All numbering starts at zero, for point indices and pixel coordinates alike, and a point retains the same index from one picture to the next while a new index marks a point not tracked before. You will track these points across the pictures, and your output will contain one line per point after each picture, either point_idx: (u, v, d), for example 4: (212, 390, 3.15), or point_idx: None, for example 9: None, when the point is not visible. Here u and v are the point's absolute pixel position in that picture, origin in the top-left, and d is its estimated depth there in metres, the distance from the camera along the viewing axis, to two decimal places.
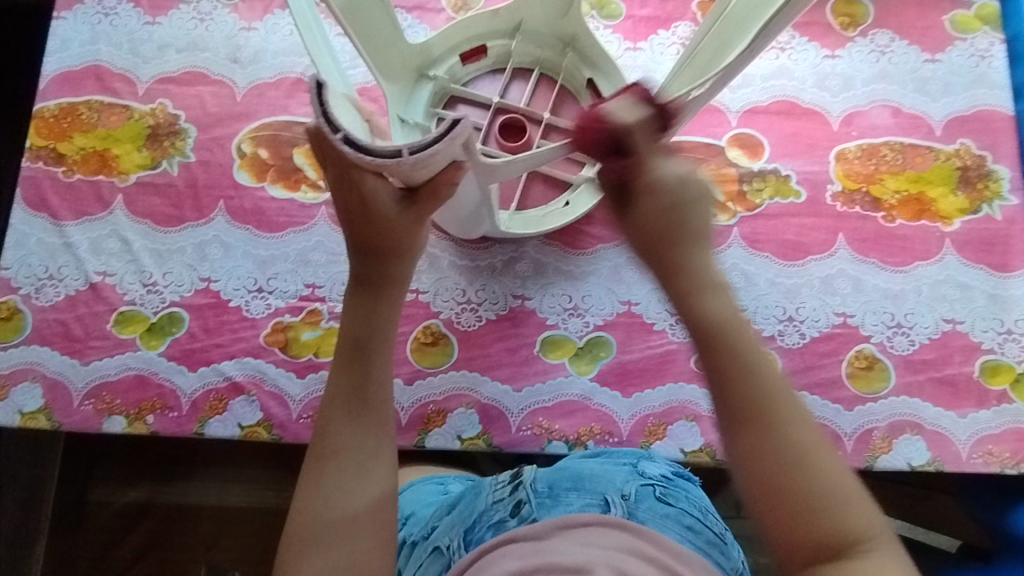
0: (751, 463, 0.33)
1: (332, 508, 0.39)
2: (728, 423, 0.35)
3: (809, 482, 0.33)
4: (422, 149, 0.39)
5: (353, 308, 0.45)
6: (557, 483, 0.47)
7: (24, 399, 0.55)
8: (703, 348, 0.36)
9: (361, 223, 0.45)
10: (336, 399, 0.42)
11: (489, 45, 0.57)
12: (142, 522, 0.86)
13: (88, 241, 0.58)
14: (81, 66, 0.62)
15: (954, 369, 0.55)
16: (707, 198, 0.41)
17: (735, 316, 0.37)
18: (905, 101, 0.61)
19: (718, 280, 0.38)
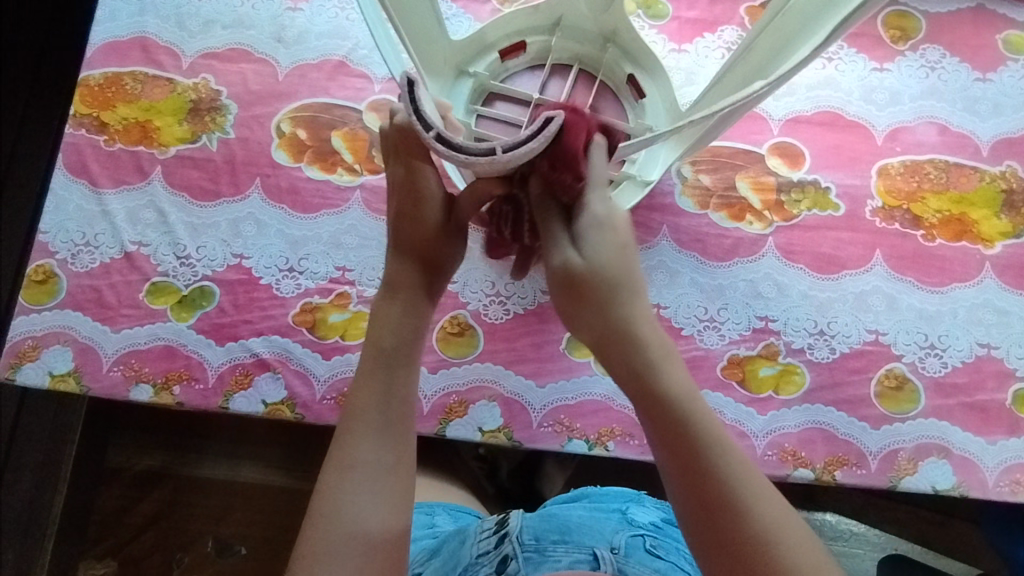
0: (715, 545, 0.36)
1: (346, 523, 0.39)
2: (696, 510, 0.37)
3: (781, 571, 0.35)
4: (515, 148, 0.39)
5: (384, 316, 0.44)
6: (544, 535, 0.51)
7: (55, 362, 0.56)
8: (654, 422, 0.39)
9: (406, 227, 0.45)
10: (358, 409, 0.41)
11: (529, 41, 0.57)
12: (155, 488, 0.87)
13: (126, 210, 0.59)
14: (128, 37, 0.63)
15: (987, 395, 0.54)
16: (630, 256, 0.42)
17: (690, 385, 0.39)
18: (952, 119, 0.60)
19: (661, 344, 0.40)
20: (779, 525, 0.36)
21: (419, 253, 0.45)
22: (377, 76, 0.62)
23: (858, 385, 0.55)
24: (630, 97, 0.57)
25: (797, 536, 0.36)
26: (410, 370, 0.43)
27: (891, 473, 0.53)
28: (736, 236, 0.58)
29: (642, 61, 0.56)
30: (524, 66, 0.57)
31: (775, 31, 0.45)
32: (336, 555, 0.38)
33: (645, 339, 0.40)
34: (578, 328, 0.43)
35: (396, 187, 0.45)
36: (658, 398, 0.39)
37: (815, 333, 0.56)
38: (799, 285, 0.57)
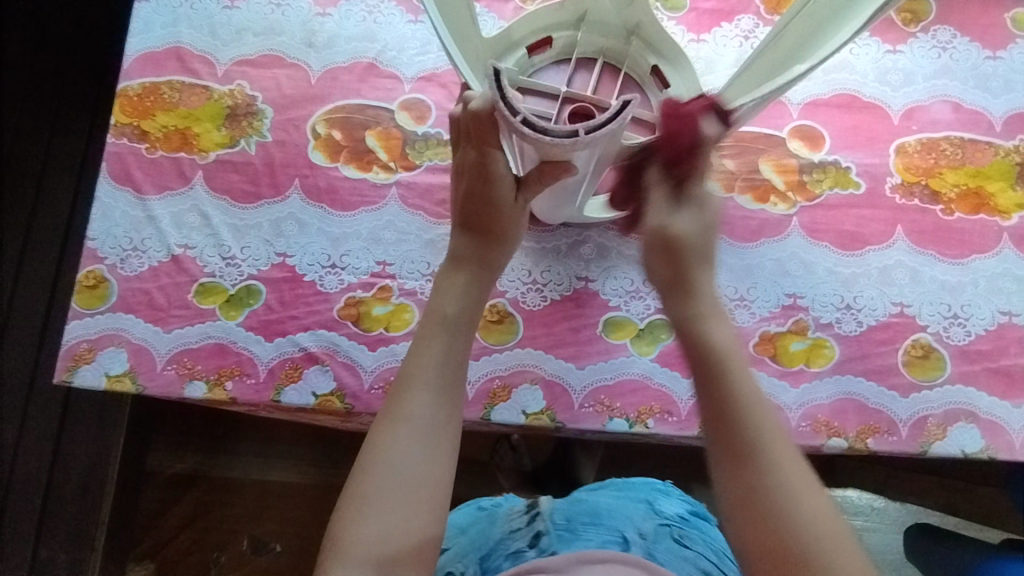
0: (738, 495, 0.39)
1: (396, 471, 0.41)
2: (724, 457, 0.40)
3: (796, 540, 0.37)
4: (597, 129, 0.42)
5: (450, 287, 0.47)
6: (575, 517, 0.54)
7: (110, 363, 0.58)
8: (703, 376, 0.43)
9: (474, 203, 0.49)
10: (416, 367, 0.44)
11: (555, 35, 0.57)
12: (189, 491, 0.89)
13: (170, 215, 0.61)
14: (163, 48, 0.65)
15: (1010, 360, 0.56)
16: (714, 228, 0.49)
17: (733, 345, 0.44)
18: (965, 97, 0.62)
19: (717, 311, 0.46)
20: (803, 491, 0.39)
21: (487, 229, 0.49)
22: (406, 76, 0.64)
23: (886, 355, 0.57)
24: (654, 87, 0.59)
25: (818, 509, 0.38)
26: (465, 338, 0.46)
27: (922, 438, 0.55)
28: (761, 217, 0.60)
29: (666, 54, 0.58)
30: (549, 60, 0.58)
31: (807, 18, 0.48)
32: (382, 498, 0.40)
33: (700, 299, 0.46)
34: (660, 287, 0.49)
35: (467, 169, 0.49)
36: (712, 365, 0.43)
37: (842, 307, 0.58)
38: (825, 262, 0.59)
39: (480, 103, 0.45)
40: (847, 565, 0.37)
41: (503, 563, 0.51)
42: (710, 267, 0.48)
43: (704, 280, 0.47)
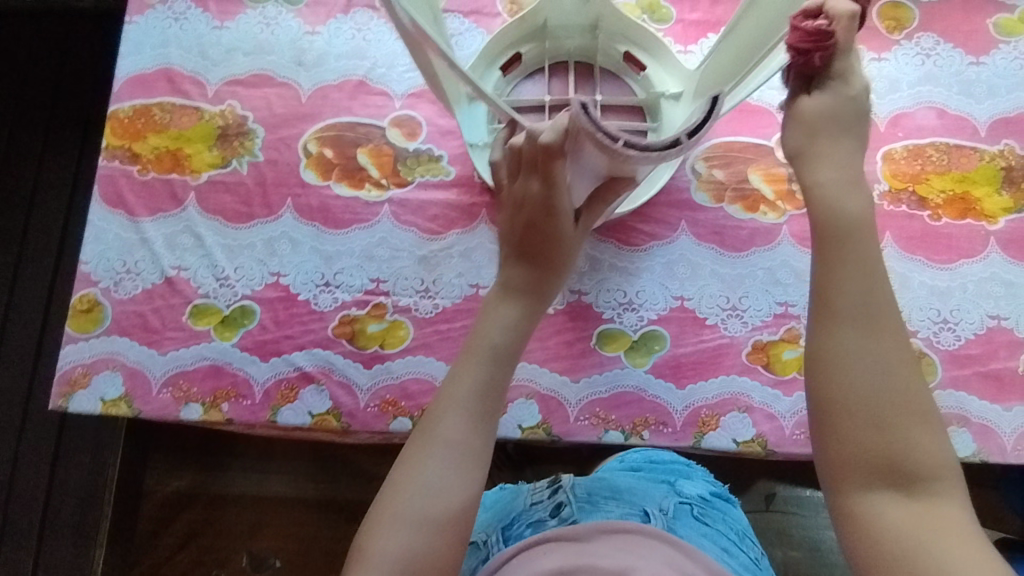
0: (823, 351, 0.39)
1: (430, 493, 0.41)
2: (819, 313, 0.40)
3: (886, 403, 0.38)
4: (699, 132, 0.43)
5: (500, 314, 0.47)
6: (596, 491, 0.55)
7: (106, 387, 0.58)
8: (821, 237, 0.42)
9: (534, 235, 0.49)
10: (460, 392, 0.44)
11: (522, 49, 0.60)
12: (186, 509, 0.89)
13: (163, 236, 0.61)
14: (153, 69, 0.65)
15: (999, 364, 0.57)
16: (863, 116, 0.46)
17: (864, 217, 0.42)
18: (950, 103, 0.63)
19: (856, 184, 0.43)
20: (893, 365, 0.39)
21: (548, 259, 0.49)
22: (397, 93, 0.65)
23: None
24: (631, 74, 0.59)
25: (910, 384, 0.39)
26: (509, 367, 0.46)
27: None
28: (751, 226, 0.60)
29: (634, 42, 0.59)
30: (523, 71, 0.60)
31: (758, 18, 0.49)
32: (410, 518, 0.41)
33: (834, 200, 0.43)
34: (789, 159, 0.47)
35: (527, 201, 0.48)
36: (833, 271, 0.41)
37: None
38: None
39: (554, 132, 0.45)
40: (934, 435, 0.38)
41: (524, 531, 0.53)
42: (854, 144, 0.45)
43: (835, 188, 0.43)
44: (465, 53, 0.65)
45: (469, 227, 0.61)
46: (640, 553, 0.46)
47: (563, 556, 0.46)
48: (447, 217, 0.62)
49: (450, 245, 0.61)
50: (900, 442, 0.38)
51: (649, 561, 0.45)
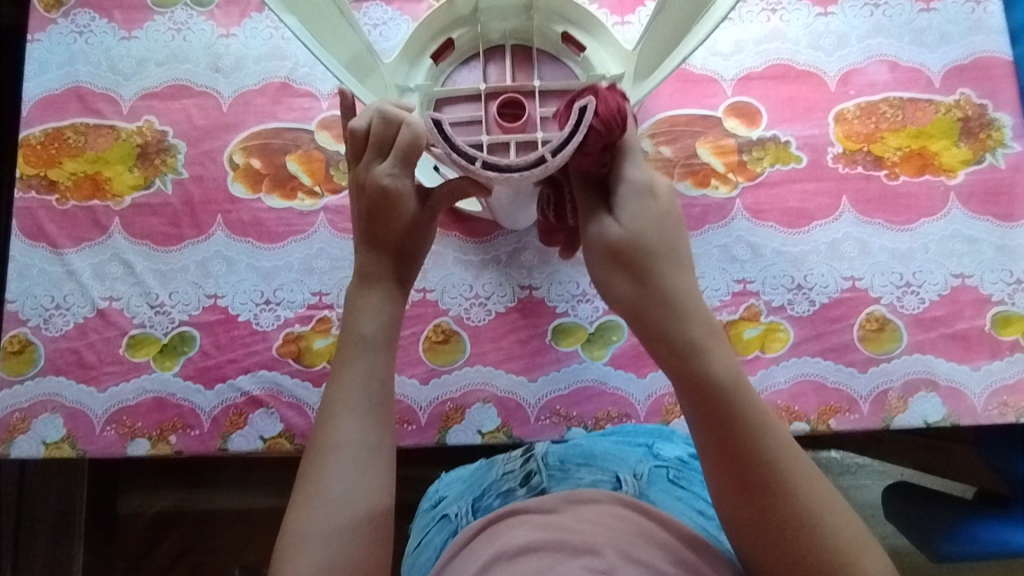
0: (762, 531, 0.39)
1: (335, 501, 0.39)
2: (741, 494, 0.39)
3: (823, 540, 0.38)
4: (564, 149, 0.41)
5: (368, 307, 0.44)
6: (570, 458, 0.51)
7: (46, 430, 0.55)
8: (705, 415, 0.40)
9: (380, 218, 0.45)
10: (341, 394, 0.42)
11: (455, 35, 0.55)
12: (173, 528, 0.88)
13: (91, 267, 0.58)
14: (61, 89, 0.61)
15: (966, 324, 0.55)
16: (677, 221, 0.44)
17: (735, 368, 0.41)
18: (902, 55, 0.60)
19: (708, 321, 0.42)
20: (812, 486, 0.39)
21: (396, 243, 0.45)
22: (323, 93, 0.61)
23: (840, 332, 0.55)
24: (572, 55, 0.54)
25: (833, 504, 0.39)
26: (386, 357, 0.43)
27: (883, 413, 0.54)
28: (703, 203, 0.58)
29: (573, 19, 0.54)
30: (458, 60, 0.56)
31: None
32: (324, 531, 0.39)
33: (672, 302, 0.42)
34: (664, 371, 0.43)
35: (369, 183, 0.44)
36: (705, 386, 0.40)
37: (793, 288, 0.56)
38: (772, 242, 0.57)
39: (409, 132, 0.43)
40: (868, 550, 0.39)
41: (494, 502, 0.50)
42: (685, 263, 0.43)
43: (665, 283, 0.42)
44: (390, 44, 0.61)
45: None
46: (612, 524, 0.41)
47: (529, 527, 0.41)
48: None
49: None
50: (792, 496, 0.39)
51: (620, 531, 0.40)
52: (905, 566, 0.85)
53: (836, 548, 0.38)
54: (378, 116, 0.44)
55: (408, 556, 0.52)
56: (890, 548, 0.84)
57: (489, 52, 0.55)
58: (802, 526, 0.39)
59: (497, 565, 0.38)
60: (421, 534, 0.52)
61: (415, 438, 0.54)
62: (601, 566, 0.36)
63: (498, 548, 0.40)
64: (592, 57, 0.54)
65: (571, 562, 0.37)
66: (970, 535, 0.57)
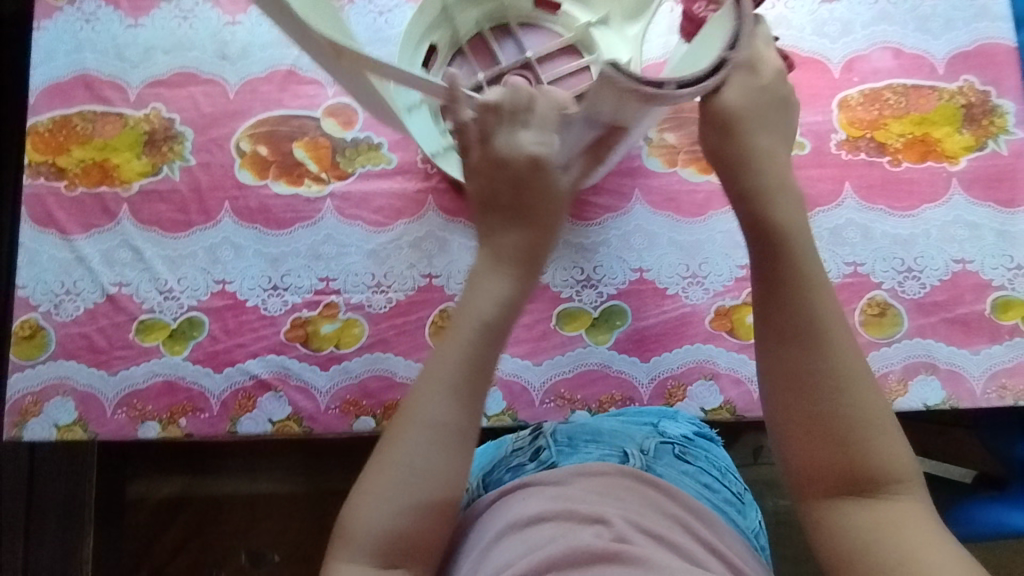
0: (789, 378, 0.40)
1: (411, 470, 0.39)
2: (776, 338, 0.40)
3: (853, 409, 0.38)
4: (689, 88, 0.42)
5: (487, 287, 0.43)
6: (578, 435, 0.51)
7: (58, 413, 0.56)
8: (759, 240, 0.42)
9: (549, 189, 0.44)
10: (438, 371, 0.41)
11: (436, 41, 0.55)
12: (180, 512, 0.90)
13: (100, 253, 0.59)
14: (69, 77, 0.62)
15: (966, 308, 0.56)
16: (788, 104, 0.46)
17: (800, 224, 0.42)
18: (906, 42, 0.60)
19: (792, 192, 0.43)
20: (857, 357, 0.40)
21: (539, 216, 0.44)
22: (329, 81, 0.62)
23: (842, 317, 0.56)
24: (548, 18, 0.56)
25: (876, 399, 0.39)
26: (496, 348, 0.42)
27: (883, 396, 0.54)
28: (706, 189, 0.59)
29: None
30: (447, 61, 0.56)
31: None
32: (391, 490, 0.39)
33: (764, 186, 0.43)
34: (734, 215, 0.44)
35: (494, 154, 0.44)
36: (770, 228, 0.42)
37: None
38: None
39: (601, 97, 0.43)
40: (898, 443, 0.39)
41: (503, 476, 0.50)
42: (772, 132, 0.44)
43: (752, 172, 0.43)
44: (395, 31, 0.61)
45: (417, 215, 0.59)
46: (621, 495, 0.42)
47: (540, 498, 0.42)
48: (394, 207, 0.59)
49: (399, 236, 0.59)
50: (844, 391, 0.39)
51: (629, 501, 0.41)
52: None
53: (873, 439, 0.38)
54: (512, 88, 0.43)
55: None
56: None
57: (471, 42, 0.56)
58: (847, 426, 0.38)
59: (507, 535, 0.40)
60: None
61: None
62: (612, 534, 0.37)
63: (510, 517, 0.41)
64: (567, 17, 0.55)
65: (581, 530, 0.38)
66: (967, 517, 0.61)
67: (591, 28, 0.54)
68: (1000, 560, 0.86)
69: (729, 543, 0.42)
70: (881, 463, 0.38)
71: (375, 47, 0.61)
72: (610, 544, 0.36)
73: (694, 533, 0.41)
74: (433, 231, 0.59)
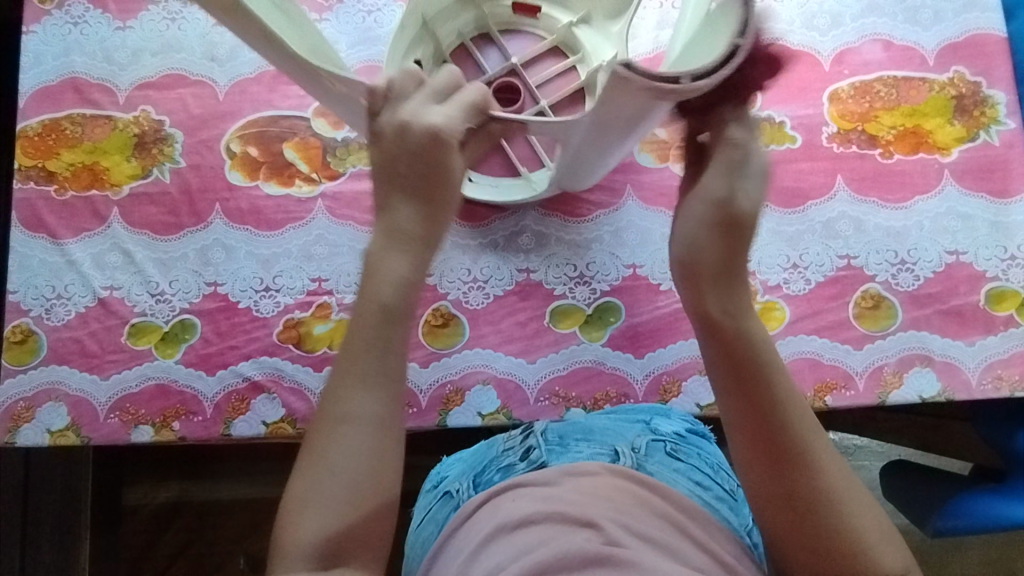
0: (763, 457, 0.40)
1: (336, 470, 0.40)
2: (743, 415, 0.41)
3: (825, 488, 0.39)
4: (704, 79, 0.37)
5: (389, 267, 0.43)
6: (569, 433, 0.53)
7: (50, 418, 0.56)
8: (721, 351, 0.42)
9: (421, 164, 0.43)
10: (352, 366, 0.41)
11: (419, 57, 0.55)
12: (178, 519, 0.89)
13: (91, 256, 0.59)
14: (58, 80, 0.61)
15: (960, 300, 0.56)
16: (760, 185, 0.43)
17: (746, 310, 0.42)
18: (895, 34, 0.60)
19: (739, 281, 0.43)
20: (818, 434, 0.41)
21: (443, 198, 0.44)
22: None
23: (836, 310, 0.56)
24: (528, 21, 0.57)
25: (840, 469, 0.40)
26: (402, 328, 0.43)
27: (879, 389, 0.54)
28: None
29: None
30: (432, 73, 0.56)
31: None
32: (319, 496, 0.40)
33: (728, 272, 0.43)
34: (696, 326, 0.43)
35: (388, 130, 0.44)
36: (724, 325, 0.42)
37: (789, 267, 0.57)
38: (767, 222, 0.58)
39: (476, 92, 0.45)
40: (881, 527, 0.40)
41: (494, 477, 0.51)
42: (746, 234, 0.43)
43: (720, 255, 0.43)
44: (385, 30, 0.61)
45: None
46: (610, 496, 0.42)
47: (530, 499, 0.42)
48: None
49: None
50: (813, 469, 0.40)
51: (619, 502, 0.41)
52: None
53: (851, 518, 0.39)
54: (400, 72, 0.45)
55: (410, 534, 0.53)
56: None
57: (454, 53, 0.57)
58: (823, 504, 0.39)
59: (497, 537, 0.40)
60: (423, 511, 0.53)
61: (417, 421, 0.55)
62: (604, 538, 0.37)
63: (499, 519, 0.41)
64: (548, 18, 0.56)
65: (573, 533, 0.38)
66: (967, 510, 0.57)
67: (575, 28, 0.55)
68: (999, 552, 0.86)
69: (720, 541, 0.42)
70: (875, 547, 0.39)
71: (364, 47, 0.61)
72: (602, 548, 0.36)
73: (685, 532, 0.40)
74: None
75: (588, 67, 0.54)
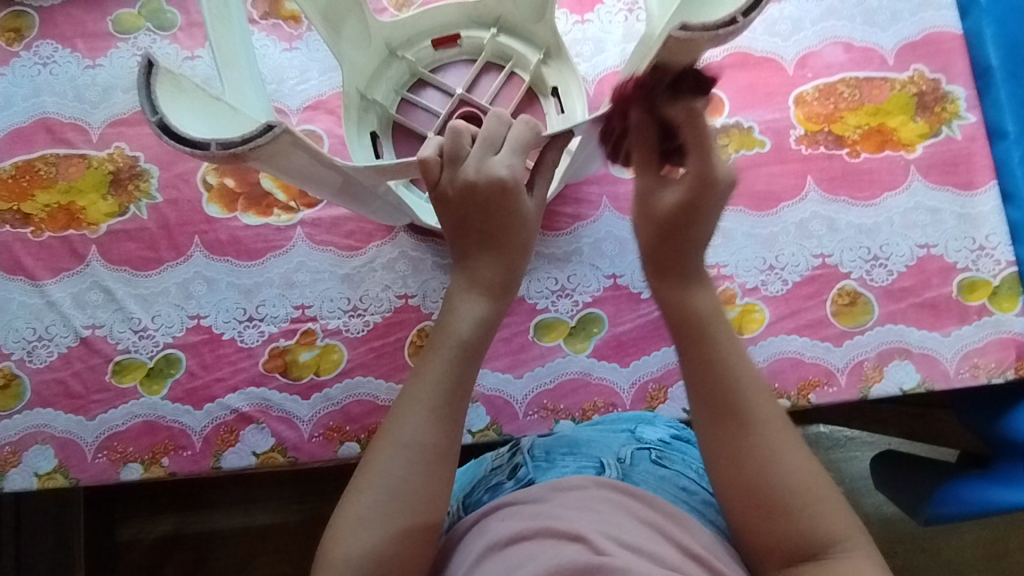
0: (713, 414, 0.43)
1: (393, 492, 0.40)
2: (694, 378, 0.44)
3: (762, 444, 0.41)
4: (754, 11, 0.38)
5: (464, 310, 0.44)
6: (555, 449, 0.52)
7: (37, 462, 0.55)
8: (684, 330, 0.45)
9: (493, 213, 0.44)
10: (419, 391, 0.42)
11: (374, 126, 0.57)
12: (175, 552, 0.88)
13: (71, 296, 0.58)
14: (29, 122, 0.61)
15: (934, 292, 0.57)
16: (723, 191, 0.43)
17: (714, 303, 0.45)
18: (855, 36, 0.62)
19: (703, 276, 0.46)
20: (760, 395, 0.43)
21: (511, 243, 0.45)
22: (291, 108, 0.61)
23: (815, 308, 0.57)
24: (453, 51, 0.59)
25: (785, 437, 0.42)
26: (472, 369, 0.44)
27: (860, 383, 0.55)
28: None
29: (423, 30, 0.58)
30: (393, 135, 0.57)
31: None
32: (369, 516, 0.40)
33: (684, 267, 0.46)
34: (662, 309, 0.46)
35: (459, 179, 0.43)
36: (689, 313, 0.45)
37: (765, 269, 0.58)
38: (742, 226, 0.59)
39: (525, 127, 0.45)
40: (833, 505, 0.40)
41: (482, 496, 0.51)
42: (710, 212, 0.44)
43: (674, 248, 0.45)
44: None
45: (389, 237, 0.59)
46: (598, 508, 0.42)
47: (521, 516, 0.42)
48: (364, 231, 0.60)
49: (371, 259, 0.59)
50: (754, 428, 0.42)
51: (606, 514, 0.41)
52: (893, 534, 0.87)
53: (793, 483, 0.40)
54: (449, 132, 0.44)
55: None
56: (877, 518, 0.87)
57: (400, 108, 0.58)
58: (760, 458, 0.41)
59: (489, 556, 0.40)
60: None
61: None
62: (592, 550, 0.37)
63: (489, 538, 0.41)
64: (470, 40, 0.58)
65: (564, 548, 0.38)
66: (955, 497, 0.57)
67: (498, 38, 0.57)
68: (994, 535, 0.87)
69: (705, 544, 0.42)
70: (821, 517, 0.40)
71: (334, 74, 0.61)
72: (592, 559, 0.37)
73: (671, 538, 0.41)
74: (406, 252, 0.59)
75: (533, 74, 0.56)
